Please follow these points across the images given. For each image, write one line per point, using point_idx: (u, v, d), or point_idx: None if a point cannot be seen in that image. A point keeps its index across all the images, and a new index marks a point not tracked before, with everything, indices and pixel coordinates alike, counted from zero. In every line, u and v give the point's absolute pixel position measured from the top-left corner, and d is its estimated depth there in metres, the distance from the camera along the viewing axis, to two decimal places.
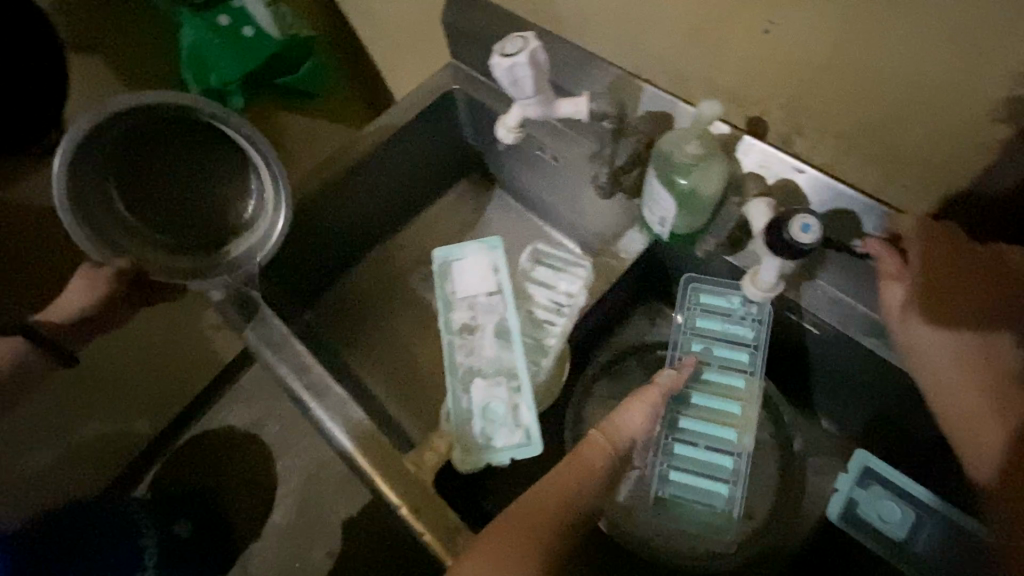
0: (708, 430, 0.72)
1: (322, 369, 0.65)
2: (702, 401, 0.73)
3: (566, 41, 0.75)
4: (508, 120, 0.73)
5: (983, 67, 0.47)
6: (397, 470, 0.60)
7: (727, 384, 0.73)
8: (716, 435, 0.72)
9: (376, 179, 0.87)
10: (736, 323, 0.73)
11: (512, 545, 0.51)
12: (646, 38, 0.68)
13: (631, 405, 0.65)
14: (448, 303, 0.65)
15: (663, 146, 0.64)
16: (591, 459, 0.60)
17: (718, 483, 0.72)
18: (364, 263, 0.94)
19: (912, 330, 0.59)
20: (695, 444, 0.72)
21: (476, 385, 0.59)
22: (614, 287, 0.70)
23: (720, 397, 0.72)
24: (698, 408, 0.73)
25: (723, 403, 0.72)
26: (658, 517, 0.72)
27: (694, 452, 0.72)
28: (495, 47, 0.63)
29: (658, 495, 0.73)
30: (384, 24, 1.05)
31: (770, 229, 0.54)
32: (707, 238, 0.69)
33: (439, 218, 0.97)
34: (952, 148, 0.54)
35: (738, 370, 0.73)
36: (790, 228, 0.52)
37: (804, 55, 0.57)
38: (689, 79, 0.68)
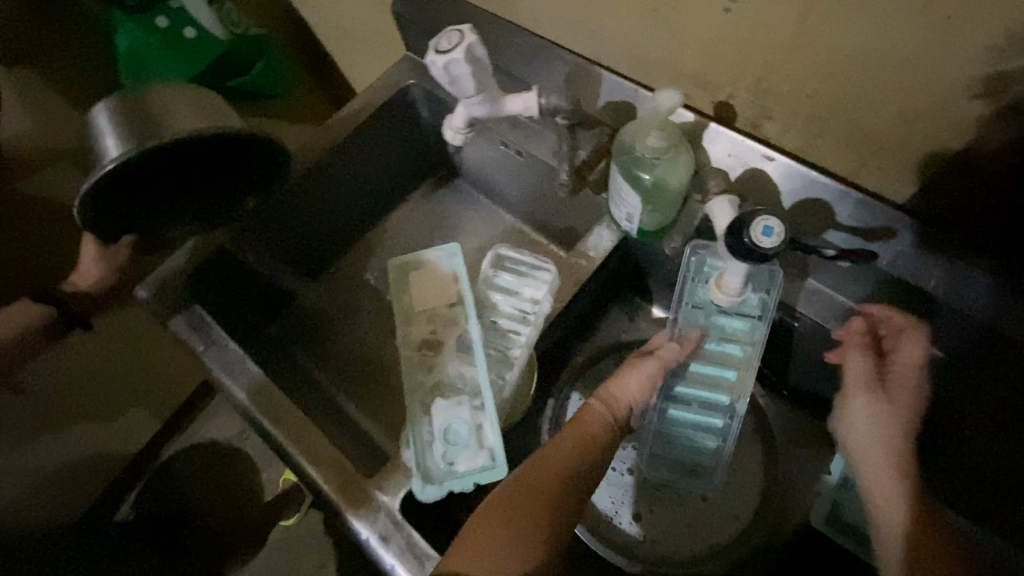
0: (702, 398, 0.69)
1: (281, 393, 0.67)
2: (699, 371, 0.68)
3: (522, 30, 0.71)
4: (454, 121, 0.70)
5: (957, 38, 0.44)
6: (362, 496, 0.60)
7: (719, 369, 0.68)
8: (710, 398, 0.69)
9: (336, 185, 0.84)
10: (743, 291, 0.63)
11: (519, 526, 0.48)
12: (603, 23, 0.64)
13: (625, 373, 0.63)
14: (406, 318, 0.62)
15: (624, 139, 0.61)
16: (588, 429, 0.58)
17: (704, 441, 0.71)
18: (331, 271, 0.91)
19: (864, 401, 0.60)
20: (688, 407, 0.70)
21: (437, 405, 0.56)
22: (586, 285, 0.65)
23: (717, 363, 0.67)
24: (692, 381, 0.69)
25: (720, 369, 0.68)
26: (642, 522, 0.70)
27: (686, 419, 0.70)
28: (430, 43, 0.59)
29: (641, 498, 0.71)
30: (341, 21, 1.02)
31: (729, 232, 0.51)
32: (673, 237, 0.66)
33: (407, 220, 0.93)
34: (930, 125, 0.51)
35: (739, 339, 0.65)
36: (750, 229, 0.50)
37: (767, 34, 0.53)
38: (650, 65, 0.65)
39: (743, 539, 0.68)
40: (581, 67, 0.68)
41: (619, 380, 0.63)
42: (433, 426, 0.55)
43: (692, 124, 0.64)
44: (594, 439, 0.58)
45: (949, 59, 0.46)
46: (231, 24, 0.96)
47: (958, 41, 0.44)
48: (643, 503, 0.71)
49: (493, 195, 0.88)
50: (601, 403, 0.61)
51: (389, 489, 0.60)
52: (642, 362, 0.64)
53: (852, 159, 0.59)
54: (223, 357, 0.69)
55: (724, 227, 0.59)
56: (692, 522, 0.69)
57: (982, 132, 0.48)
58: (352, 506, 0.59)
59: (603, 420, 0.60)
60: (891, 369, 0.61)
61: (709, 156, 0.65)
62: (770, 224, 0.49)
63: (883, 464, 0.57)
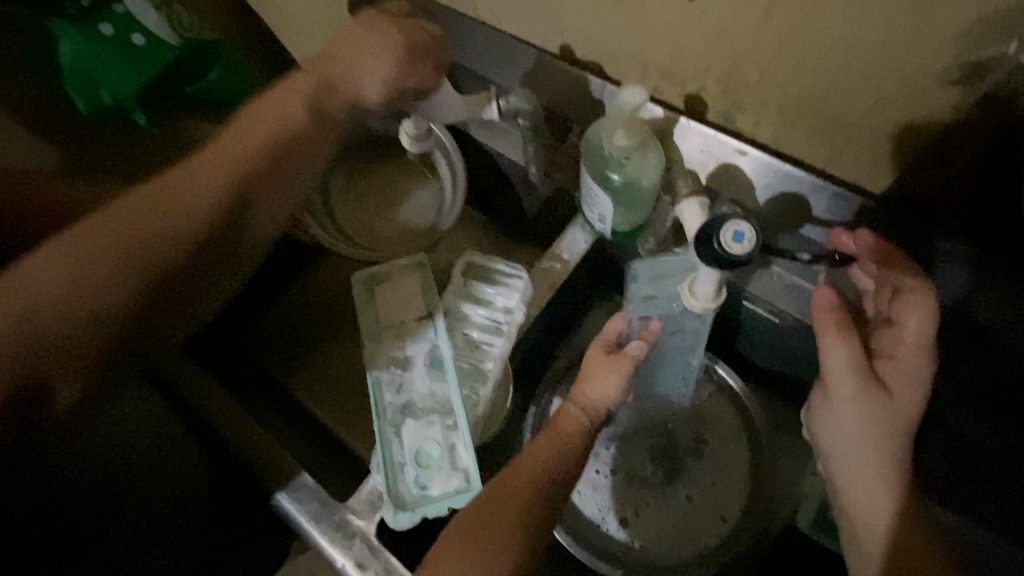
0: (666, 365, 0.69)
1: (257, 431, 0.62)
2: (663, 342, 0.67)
3: (484, 25, 0.68)
4: None
5: (928, 26, 0.42)
6: (338, 521, 0.57)
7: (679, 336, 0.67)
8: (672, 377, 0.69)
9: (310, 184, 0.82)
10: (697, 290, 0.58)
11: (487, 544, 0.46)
12: (565, 18, 0.62)
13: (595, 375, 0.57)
14: (372, 334, 0.59)
15: (593, 139, 0.58)
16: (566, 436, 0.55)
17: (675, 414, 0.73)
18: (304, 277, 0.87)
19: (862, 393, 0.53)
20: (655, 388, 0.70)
21: (408, 426, 0.54)
22: (560, 293, 0.63)
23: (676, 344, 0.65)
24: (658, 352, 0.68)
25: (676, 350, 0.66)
26: (629, 526, 0.68)
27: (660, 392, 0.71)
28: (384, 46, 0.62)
29: (626, 500, 0.69)
30: (296, 19, 0.97)
31: (699, 236, 0.49)
32: (648, 237, 0.64)
33: None
34: (902, 115, 0.49)
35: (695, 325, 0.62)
36: (721, 234, 0.48)
37: (731, 26, 0.51)
38: (615, 60, 0.62)
39: (732, 539, 0.66)
40: (546, 63, 0.66)
41: (592, 381, 0.58)
42: (405, 450, 0.53)
43: (662, 120, 0.62)
44: (569, 451, 0.54)
45: (922, 44, 0.44)
46: (183, 29, 0.94)
47: (937, 20, 0.42)
48: (626, 508, 0.69)
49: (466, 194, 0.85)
50: (577, 406, 0.57)
51: (364, 513, 0.57)
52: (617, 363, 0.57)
53: (827, 147, 0.57)
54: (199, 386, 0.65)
55: (694, 229, 0.55)
56: (680, 524, 0.68)
57: (960, 120, 0.47)
58: (325, 533, 0.57)
59: (578, 428, 0.55)
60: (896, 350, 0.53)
61: (681, 152, 0.62)
62: (740, 229, 0.47)
63: (861, 465, 0.54)
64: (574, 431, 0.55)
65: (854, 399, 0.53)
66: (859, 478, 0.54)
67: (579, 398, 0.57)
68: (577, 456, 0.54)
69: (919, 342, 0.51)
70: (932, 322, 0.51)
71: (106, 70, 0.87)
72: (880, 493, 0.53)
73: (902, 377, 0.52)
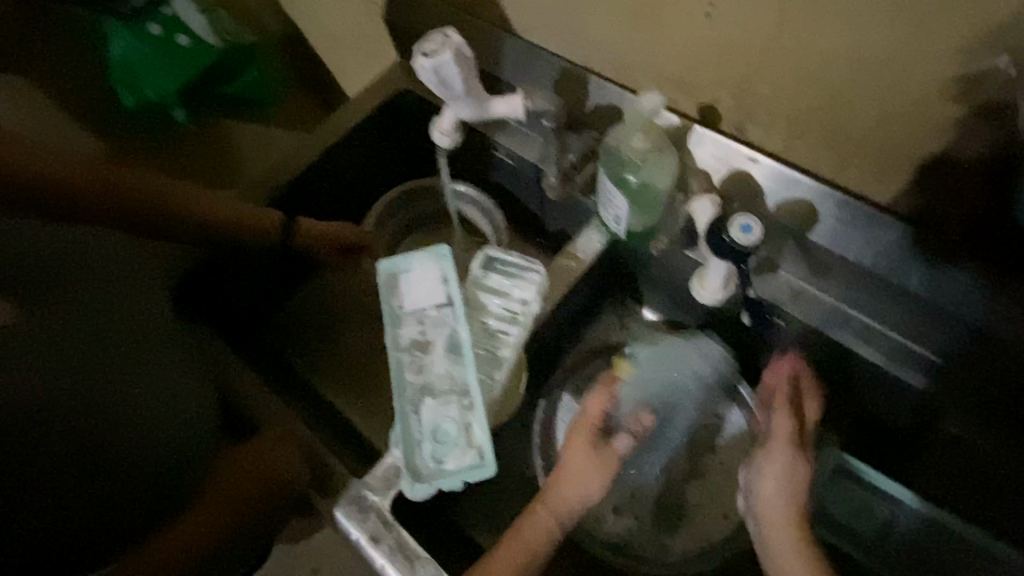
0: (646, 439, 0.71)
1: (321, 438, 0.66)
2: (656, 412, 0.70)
3: (511, 36, 0.73)
4: (442, 123, 0.70)
5: (927, 46, 0.46)
6: (355, 496, 0.60)
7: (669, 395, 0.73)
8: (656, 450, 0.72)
9: (337, 183, 0.87)
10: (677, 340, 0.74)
11: None
12: (588, 31, 0.66)
13: (570, 466, 0.61)
14: (395, 318, 0.61)
15: (610, 143, 0.62)
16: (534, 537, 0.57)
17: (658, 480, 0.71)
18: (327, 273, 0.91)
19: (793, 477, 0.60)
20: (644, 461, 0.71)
21: (427, 405, 0.56)
22: (572, 290, 0.68)
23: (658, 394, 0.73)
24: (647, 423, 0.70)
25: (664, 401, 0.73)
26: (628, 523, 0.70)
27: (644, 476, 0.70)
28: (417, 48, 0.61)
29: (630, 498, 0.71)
30: (326, 25, 1.02)
31: None
32: (661, 237, 0.67)
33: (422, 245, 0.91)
34: (905, 128, 0.52)
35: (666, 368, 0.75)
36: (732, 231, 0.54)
37: (745, 41, 0.55)
38: (634, 71, 0.66)
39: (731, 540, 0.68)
40: (569, 72, 0.69)
41: (567, 476, 0.60)
42: (423, 426, 0.55)
43: (677, 128, 0.65)
44: (537, 555, 0.57)
45: (923, 62, 0.47)
46: (223, 32, 0.98)
47: (937, 39, 0.45)
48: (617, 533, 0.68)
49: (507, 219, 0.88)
50: (545, 509, 0.59)
51: (379, 489, 0.60)
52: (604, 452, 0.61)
53: (832, 159, 0.60)
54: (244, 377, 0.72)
55: (706, 225, 0.58)
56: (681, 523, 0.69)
57: (959, 135, 0.50)
58: (343, 507, 0.59)
59: (548, 533, 0.58)
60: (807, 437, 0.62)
61: (694, 159, 0.65)
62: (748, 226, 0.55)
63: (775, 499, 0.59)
64: (541, 540, 0.57)
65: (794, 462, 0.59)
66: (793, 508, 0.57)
67: (554, 501, 0.59)
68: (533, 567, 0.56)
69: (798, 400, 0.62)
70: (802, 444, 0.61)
71: (152, 70, 0.93)
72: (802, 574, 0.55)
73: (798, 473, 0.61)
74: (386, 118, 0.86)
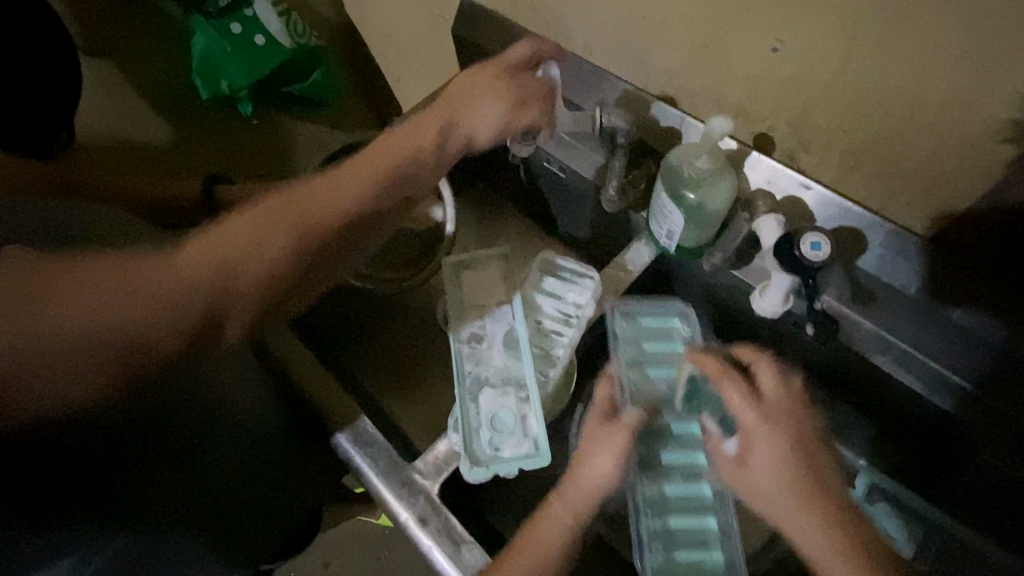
0: (685, 463, 0.67)
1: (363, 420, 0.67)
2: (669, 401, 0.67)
3: (577, 55, 0.77)
4: (519, 133, 0.77)
5: (987, 89, 0.49)
6: (405, 480, 0.63)
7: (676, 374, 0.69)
8: (683, 457, 0.68)
9: None
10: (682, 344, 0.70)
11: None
12: (653, 57, 0.70)
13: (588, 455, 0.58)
14: (456, 312, 0.65)
15: (671, 161, 0.65)
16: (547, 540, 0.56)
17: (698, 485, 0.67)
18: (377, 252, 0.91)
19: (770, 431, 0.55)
20: (673, 477, 0.67)
21: (484, 394, 0.60)
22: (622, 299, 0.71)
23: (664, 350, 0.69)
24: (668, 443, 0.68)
25: (667, 347, 0.70)
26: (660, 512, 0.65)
27: (686, 519, 0.65)
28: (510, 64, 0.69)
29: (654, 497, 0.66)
30: (393, 35, 1.06)
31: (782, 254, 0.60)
32: (715, 251, 0.70)
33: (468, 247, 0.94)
34: (958, 166, 0.55)
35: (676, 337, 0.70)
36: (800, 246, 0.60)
37: (809, 75, 0.58)
38: (696, 96, 0.70)
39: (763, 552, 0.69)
40: (632, 95, 0.74)
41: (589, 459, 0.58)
42: (480, 413, 0.59)
43: (736, 152, 0.69)
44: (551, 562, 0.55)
45: (980, 104, 0.50)
46: (297, 35, 1.01)
47: (992, 80, 0.48)
48: (658, 537, 0.63)
49: (555, 230, 0.91)
50: (561, 504, 0.57)
51: (429, 474, 0.63)
52: (613, 440, 0.58)
53: (882, 190, 0.63)
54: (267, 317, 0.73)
55: (769, 246, 0.65)
56: None
57: (1007, 173, 0.52)
58: (393, 489, 0.63)
59: (564, 543, 0.56)
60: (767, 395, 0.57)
61: (749, 183, 0.69)
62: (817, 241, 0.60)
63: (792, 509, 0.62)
64: (551, 538, 0.56)
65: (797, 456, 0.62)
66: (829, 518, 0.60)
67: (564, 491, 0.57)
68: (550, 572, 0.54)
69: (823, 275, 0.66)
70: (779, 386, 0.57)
71: (228, 65, 0.99)
72: (791, 504, 0.53)
73: (773, 408, 0.56)
74: None
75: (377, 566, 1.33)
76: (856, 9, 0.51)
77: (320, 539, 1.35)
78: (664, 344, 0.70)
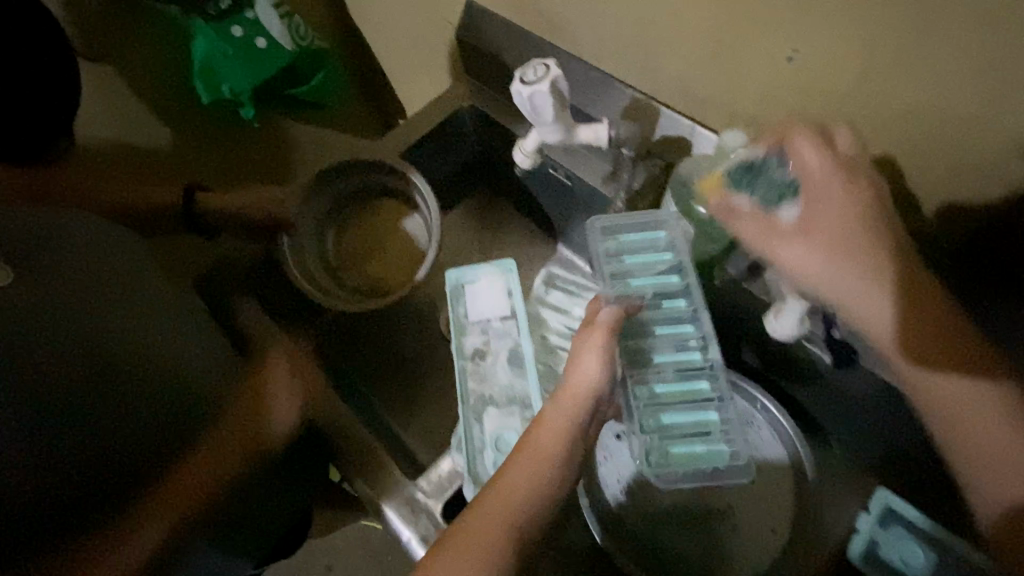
0: (678, 361, 0.68)
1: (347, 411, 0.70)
2: (654, 306, 0.69)
3: (583, 60, 0.75)
4: (525, 145, 0.75)
5: (1013, 104, 0.47)
6: (408, 498, 0.62)
7: (663, 279, 0.70)
8: (689, 388, 0.67)
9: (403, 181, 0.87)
10: (669, 272, 0.70)
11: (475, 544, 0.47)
12: (662, 62, 0.68)
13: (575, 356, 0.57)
14: (459, 327, 0.64)
15: (683, 172, 0.69)
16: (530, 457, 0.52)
17: (703, 412, 0.65)
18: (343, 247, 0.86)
19: (841, 198, 0.56)
20: (675, 407, 0.66)
21: (489, 414, 0.59)
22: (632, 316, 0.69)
23: (650, 278, 0.70)
24: (657, 345, 0.68)
25: (657, 278, 0.70)
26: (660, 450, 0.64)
27: (680, 414, 0.65)
28: (517, 73, 0.66)
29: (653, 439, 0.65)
30: (394, 37, 1.04)
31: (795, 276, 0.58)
32: (727, 267, 0.69)
33: (470, 253, 0.92)
34: (977, 181, 0.53)
35: (666, 268, 0.70)
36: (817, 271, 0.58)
37: (824, 84, 0.56)
38: (706, 103, 0.68)
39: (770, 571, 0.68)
40: (641, 102, 0.72)
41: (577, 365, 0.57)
42: (484, 434, 0.59)
43: None
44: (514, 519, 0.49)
45: (1003, 118, 0.48)
46: (298, 38, 1.00)
47: (1018, 94, 0.46)
48: (652, 429, 0.66)
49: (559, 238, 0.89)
50: (559, 412, 0.55)
51: (433, 492, 0.63)
52: (590, 338, 0.58)
53: (898, 204, 0.61)
54: (262, 331, 0.77)
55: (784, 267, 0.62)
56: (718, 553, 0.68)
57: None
58: (396, 508, 0.62)
59: (560, 442, 0.53)
60: (842, 156, 0.57)
61: None
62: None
63: (937, 431, 0.55)
64: (552, 444, 0.53)
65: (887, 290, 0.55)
66: (983, 441, 0.52)
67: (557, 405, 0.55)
68: (556, 468, 0.52)
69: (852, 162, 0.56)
70: (852, 205, 0.56)
71: (229, 69, 0.96)
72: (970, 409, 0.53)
73: (847, 239, 0.56)
74: (451, 132, 0.87)
75: (376, 569, 1.33)
76: (877, 17, 0.49)
77: (320, 541, 1.35)
78: (651, 256, 0.70)
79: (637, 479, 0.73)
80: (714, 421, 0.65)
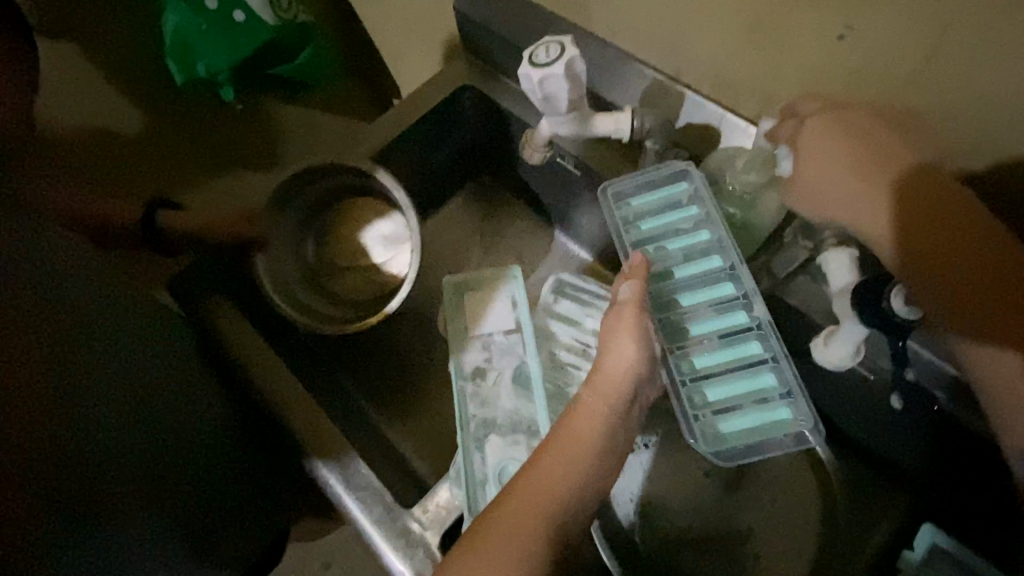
0: (720, 325, 0.61)
1: (324, 417, 0.63)
2: (686, 272, 0.62)
3: (597, 37, 0.67)
4: (535, 136, 0.67)
5: None
6: (399, 529, 0.56)
7: (690, 237, 0.63)
8: (741, 352, 0.59)
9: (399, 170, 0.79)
10: (693, 229, 0.63)
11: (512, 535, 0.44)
12: (687, 39, 0.59)
13: (611, 336, 0.52)
14: (460, 342, 0.60)
15: (710, 166, 0.63)
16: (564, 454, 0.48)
17: (758, 376, 0.58)
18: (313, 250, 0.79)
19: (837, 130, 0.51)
20: (725, 377, 0.59)
21: (491, 442, 0.56)
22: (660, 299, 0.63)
23: (677, 238, 0.64)
24: (691, 313, 0.62)
25: (685, 238, 0.63)
26: (708, 423, 0.58)
27: (730, 385, 0.59)
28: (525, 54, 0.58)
29: (704, 412, 0.59)
30: (388, 10, 0.94)
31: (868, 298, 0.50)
32: (761, 273, 0.61)
33: (473, 249, 0.84)
34: None
35: (690, 225, 0.63)
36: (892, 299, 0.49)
37: (880, 66, 0.48)
38: (737, 87, 0.60)
39: None
40: (663, 85, 0.64)
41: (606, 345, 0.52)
42: (486, 468, 0.55)
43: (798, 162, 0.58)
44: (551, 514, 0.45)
45: None
46: (279, 10, 0.89)
47: None
48: (701, 406, 0.59)
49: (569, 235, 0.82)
50: (595, 396, 0.51)
51: (429, 523, 0.56)
52: (618, 316, 0.53)
53: None
54: (238, 335, 0.68)
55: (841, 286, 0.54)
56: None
57: None
58: (389, 540, 0.56)
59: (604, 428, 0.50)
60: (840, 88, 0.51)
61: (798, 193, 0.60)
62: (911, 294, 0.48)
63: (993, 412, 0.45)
64: (594, 429, 0.50)
65: (895, 261, 0.48)
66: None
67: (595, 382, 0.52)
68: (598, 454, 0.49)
69: (859, 114, 0.50)
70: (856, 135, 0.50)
71: (207, 45, 0.88)
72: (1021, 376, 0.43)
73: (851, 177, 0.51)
74: (448, 116, 0.78)
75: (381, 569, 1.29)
76: None
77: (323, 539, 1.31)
78: (671, 216, 0.64)
79: (651, 495, 0.66)
80: (771, 386, 0.58)
